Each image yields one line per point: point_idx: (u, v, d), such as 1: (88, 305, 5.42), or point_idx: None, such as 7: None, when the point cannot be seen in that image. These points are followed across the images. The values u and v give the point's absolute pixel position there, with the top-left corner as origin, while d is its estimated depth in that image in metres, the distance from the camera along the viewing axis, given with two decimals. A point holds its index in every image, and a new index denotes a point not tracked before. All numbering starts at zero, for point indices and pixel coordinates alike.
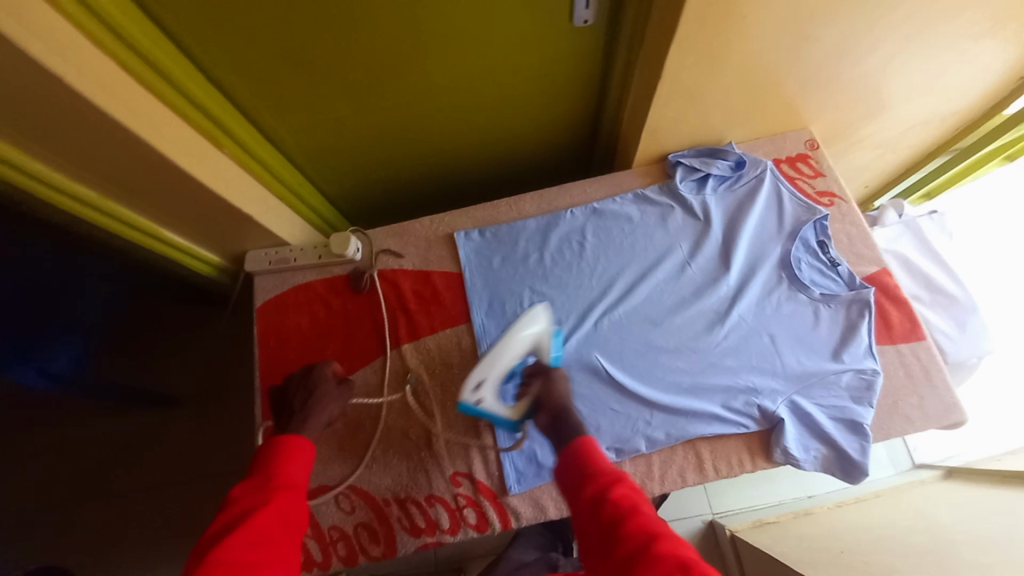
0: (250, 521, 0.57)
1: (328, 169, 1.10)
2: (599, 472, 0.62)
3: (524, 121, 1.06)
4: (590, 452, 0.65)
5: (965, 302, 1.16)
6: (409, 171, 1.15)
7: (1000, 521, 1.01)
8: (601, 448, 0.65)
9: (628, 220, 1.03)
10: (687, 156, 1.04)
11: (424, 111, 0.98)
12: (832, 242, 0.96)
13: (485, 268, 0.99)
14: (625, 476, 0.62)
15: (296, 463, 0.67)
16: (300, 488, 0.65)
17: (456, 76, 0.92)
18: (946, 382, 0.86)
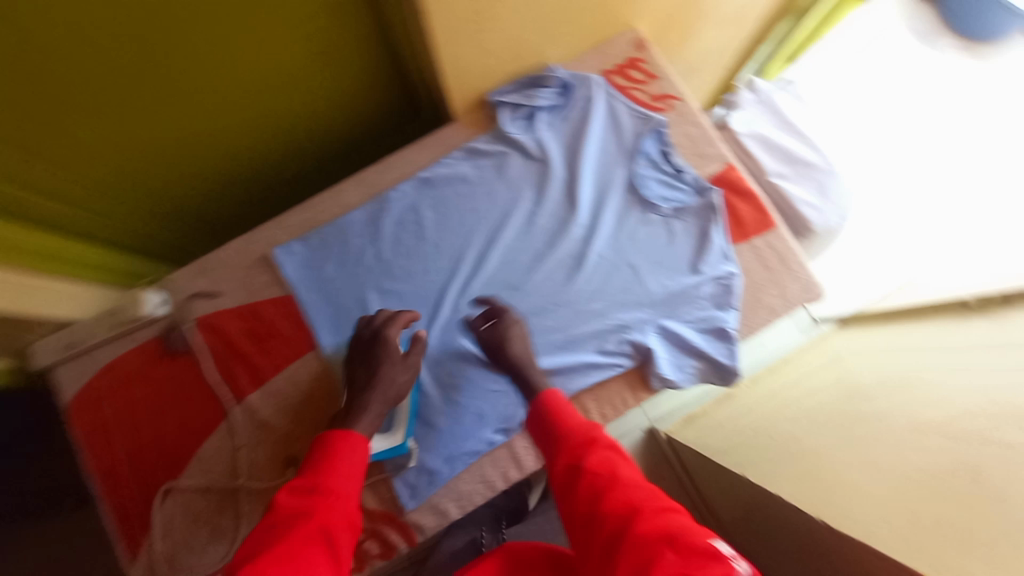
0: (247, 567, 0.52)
1: (90, 204, 0.89)
2: (576, 438, 0.63)
3: (312, 101, 0.89)
4: (561, 417, 0.66)
5: (823, 167, 1.14)
6: (202, 184, 0.96)
7: (880, 361, 1.08)
8: (571, 412, 0.66)
9: (464, 181, 0.91)
10: (509, 92, 0.90)
11: (172, 108, 0.79)
12: (674, 149, 0.89)
13: (319, 280, 0.90)
14: (599, 435, 0.63)
15: (339, 471, 0.61)
16: (343, 498, 0.59)
17: (187, 59, 0.72)
18: (801, 264, 0.85)
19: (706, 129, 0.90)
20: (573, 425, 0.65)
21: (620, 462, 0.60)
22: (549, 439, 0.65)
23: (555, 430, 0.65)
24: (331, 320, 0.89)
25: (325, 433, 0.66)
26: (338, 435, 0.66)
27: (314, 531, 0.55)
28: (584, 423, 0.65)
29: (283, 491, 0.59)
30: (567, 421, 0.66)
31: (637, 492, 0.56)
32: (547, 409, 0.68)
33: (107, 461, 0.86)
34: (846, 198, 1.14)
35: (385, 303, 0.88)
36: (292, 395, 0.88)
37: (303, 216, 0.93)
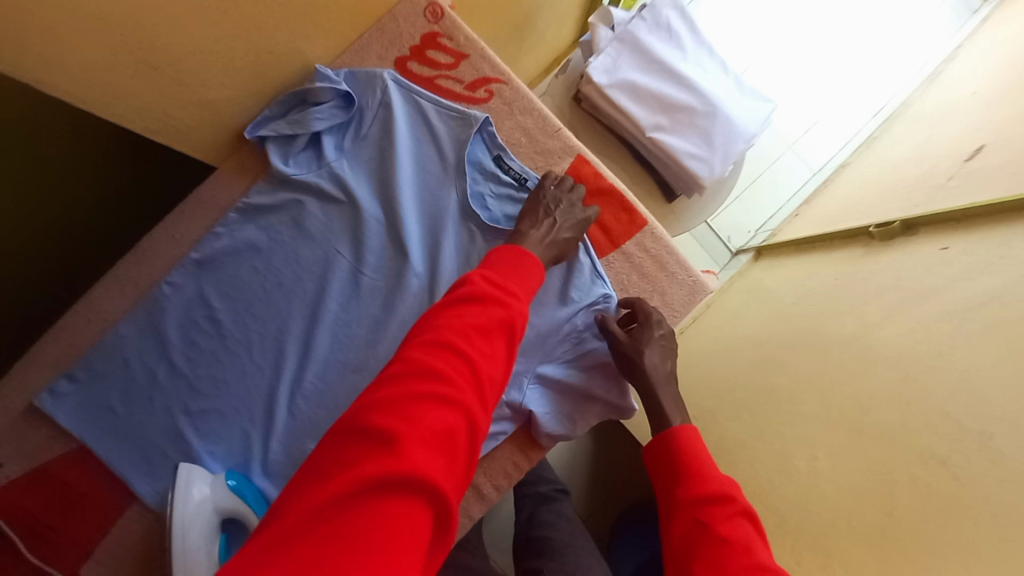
0: (450, 377, 0.44)
1: None
2: (704, 480, 0.57)
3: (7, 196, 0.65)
4: (692, 445, 0.60)
5: (704, 109, 0.97)
6: None
7: (778, 301, 1.04)
8: (699, 439, 0.60)
9: (255, 250, 0.69)
10: (274, 120, 0.68)
11: None
12: (509, 152, 0.71)
13: (106, 422, 0.68)
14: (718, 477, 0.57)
15: (523, 274, 0.56)
16: (521, 300, 0.54)
17: None
18: (683, 264, 0.72)
19: (546, 115, 0.72)
20: (712, 475, 0.57)
21: (751, 532, 0.53)
22: (685, 484, 0.57)
23: (693, 476, 0.58)
24: (138, 466, 0.68)
25: (500, 244, 0.60)
26: (513, 246, 0.60)
27: (503, 320, 0.50)
28: (721, 476, 0.58)
29: (474, 271, 0.53)
30: (700, 471, 0.58)
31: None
32: (679, 445, 0.60)
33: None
34: (736, 139, 0.99)
35: (201, 429, 0.68)
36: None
37: (59, 344, 0.70)
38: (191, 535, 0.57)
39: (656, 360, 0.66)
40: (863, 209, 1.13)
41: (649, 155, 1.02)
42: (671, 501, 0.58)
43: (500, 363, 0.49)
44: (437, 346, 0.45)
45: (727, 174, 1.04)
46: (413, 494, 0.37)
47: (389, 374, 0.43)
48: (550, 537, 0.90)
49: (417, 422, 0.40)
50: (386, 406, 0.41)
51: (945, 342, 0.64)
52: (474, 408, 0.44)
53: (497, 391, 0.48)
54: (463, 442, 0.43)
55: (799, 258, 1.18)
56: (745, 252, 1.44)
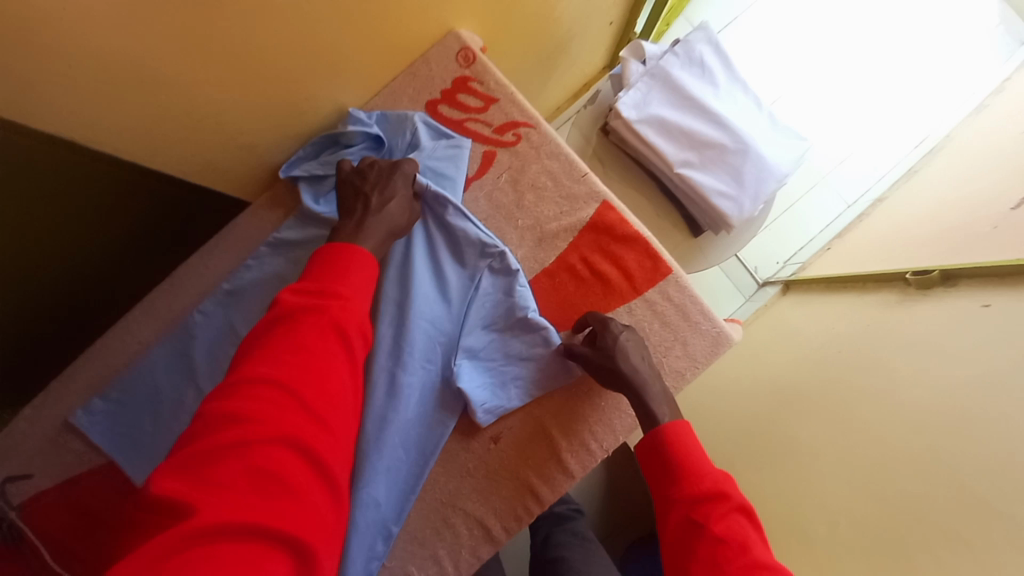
0: (255, 412, 0.42)
1: None
2: (698, 475, 0.54)
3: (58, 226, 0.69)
4: (684, 442, 0.57)
5: (735, 146, 0.95)
6: None
7: (804, 346, 1.01)
8: (691, 435, 0.57)
9: (280, 283, 0.71)
10: (308, 161, 0.71)
11: None
12: (531, 195, 0.72)
13: (134, 443, 0.71)
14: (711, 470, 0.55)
15: (354, 275, 0.53)
16: (350, 302, 0.51)
17: None
18: (706, 313, 0.71)
19: (573, 159, 0.72)
20: (704, 470, 0.55)
21: (747, 527, 0.51)
22: (678, 482, 0.55)
23: (683, 473, 0.55)
24: None
25: (326, 247, 0.56)
26: (346, 243, 0.57)
27: (325, 327, 0.48)
28: (712, 470, 0.55)
29: (285, 289, 0.50)
30: (692, 468, 0.55)
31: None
32: (668, 443, 0.57)
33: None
34: (767, 179, 0.96)
35: None
36: None
37: (101, 363, 0.74)
38: None
39: (636, 359, 0.64)
40: (899, 251, 1.09)
41: (676, 191, 1.00)
42: (664, 497, 0.55)
43: (338, 374, 0.47)
44: (247, 384, 0.44)
45: (758, 212, 1.01)
46: (233, 538, 0.37)
47: (190, 432, 0.42)
48: (567, 558, 0.85)
49: (228, 472, 0.39)
50: (187, 465, 0.40)
51: (976, 414, 0.61)
52: (302, 433, 0.43)
53: (345, 401, 0.47)
54: (297, 467, 0.42)
55: (828, 297, 1.14)
56: (773, 284, 1.40)
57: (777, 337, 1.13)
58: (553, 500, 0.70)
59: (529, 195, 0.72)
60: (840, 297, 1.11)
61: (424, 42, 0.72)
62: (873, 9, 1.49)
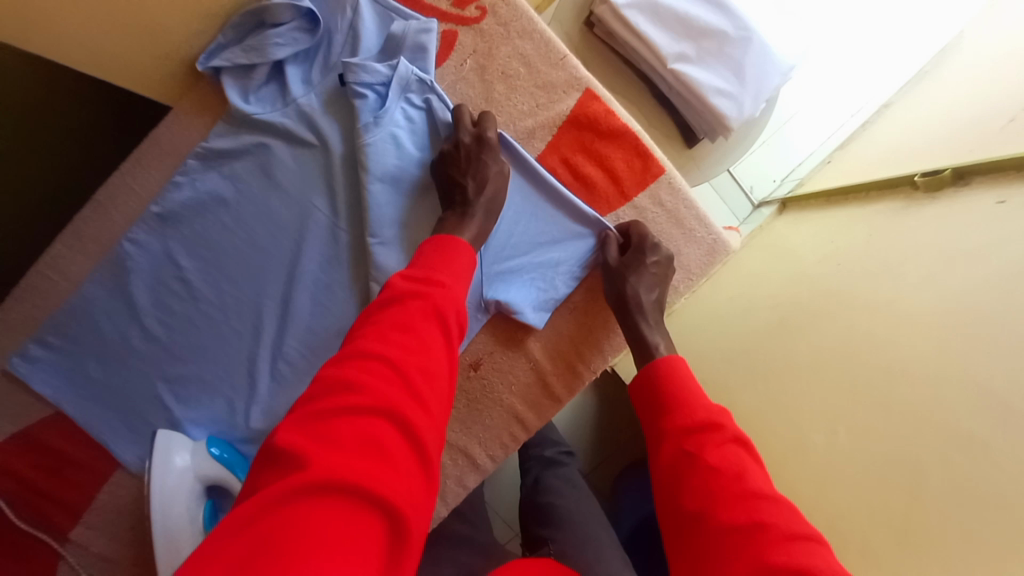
0: (367, 385, 0.38)
1: None
2: (693, 410, 0.51)
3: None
4: (678, 375, 0.55)
5: (737, 34, 0.85)
6: None
7: (805, 260, 0.95)
8: (686, 368, 0.55)
9: (220, 203, 0.62)
10: (228, 49, 0.59)
11: None
12: (502, 86, 0.61)
13: (87, 388, 0.66)
14: (709, 405, 0.52)
15: (458, 266, 0.49)
16: (453, 293, 0.46)
17: None
18: (703, 219, 0.64)
19: (550, 38, 0.60)
20: (698, 403, 0.52)
21: (743, 457, 0.47)
22: (671, 415, 0.52)
23: (677, 406, 0.52)
24: (126, 432, 0.67)
25: (434, 237, 0.53)
26: (444, 238, 0.52)
27: (429, 312, 0.44)
28: (708, 403, 0.52)
29: (395, 272, 0.47)
30: (686, 405, 0.52)
31: (767, 504, 0.43)
32: (662, 380, 0.55)
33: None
34: (771, 72, 0.87)
35: (182, 394, 0.66)
36: (123, 523, 0.68)
37: (23, 305, 0.65)
38: (175, 502, 0.56)
39: (645, 287, 0.60)
40: (907, 155, 1.01)
41: (669, 92, 0.89)
42: (657, 435, 0.53)
43: (437, 358, 0.42)
44: (355, 355, 0.40)
45: (758, 114, 0.92)
46: (341, 500, 0.33)
47: (304, 394, 0.39)
48: (556, 504, 0.83)
49: (331, 437, 0.35)
50: (302, 420, 0.37)
51: (984, 309, 0.57)
52: (411, 412, 0.38)
53: (442, 383, 0.42)
54: (402, 446, 0.37)
55: (829, 210, 1.08)
56: (769, 204, 1.33)
57: (772, 254, 1.07)
58: (539, 425, 0.67)
59: (499, 87, 0.61)
60: (840, 210, 1.05)
61: None
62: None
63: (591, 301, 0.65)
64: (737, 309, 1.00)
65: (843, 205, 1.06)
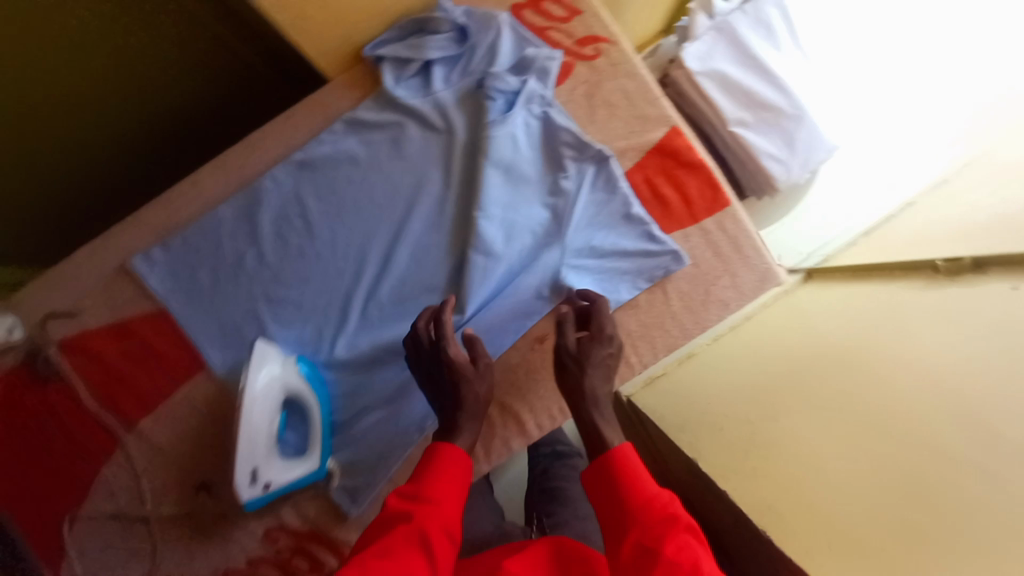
0: None
1: None
2: (646, 503, 0.53)
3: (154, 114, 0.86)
4: (628, 467, 0.56)
5: (792, 112, 0.98)
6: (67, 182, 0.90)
7: None
8: (637, 459, 0.56)
9: (352, 162, 0.74)
10: (391, 42, 0.72)
11: None
12: (604, 112, 0.73)
13: (196, 295, 0.75)
14: (658, 494, 0.54)
15: (451, 481, 0.55)
16: (443, 514, 0.53)
17: None
18: (759, 249, 0.75)
19: (648, 82, 0.73)
20: (647, 495, 0.54)
21: (693, 544, 0.50)
22: (627, 508, 0.54)
23: (629, 501, 0.54)
24: (218, 339, 0.76)
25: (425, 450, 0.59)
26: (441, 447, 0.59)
27: (416, 537, 0.51)
28: (658, 491, 0.54)
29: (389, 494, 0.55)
30: (640, 496, 0.54)
31: None
32: (612, 473, 0.56)
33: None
34: (818, 147, 1.00)
35: (280, 315, 0.75)
36: (191, 422, 0.77)
37: (162, 213, 0.75)
38: (257, 411, 0.66)
39: (597, 381, 0.63)
40: (929, 243, 1.12)
41: (727, 149, 1.03)
42: (614, 531, 0.54)
43: None
44: None
45: (802, 181, 1.05)
46: None
47: None
48: (564, 487, 0.89)
49: None
50: None
51: None
52: None
53: None
54: None
55: (855, 280, 1.19)
56: (795, 272, 1.45)
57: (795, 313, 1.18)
58: None
59: (601, 112, 0.73)
60: (864, 284, 1.15)
61: None
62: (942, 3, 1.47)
63: (648, 308, 0.75)
64: None
65: (868, 276, 1.16)
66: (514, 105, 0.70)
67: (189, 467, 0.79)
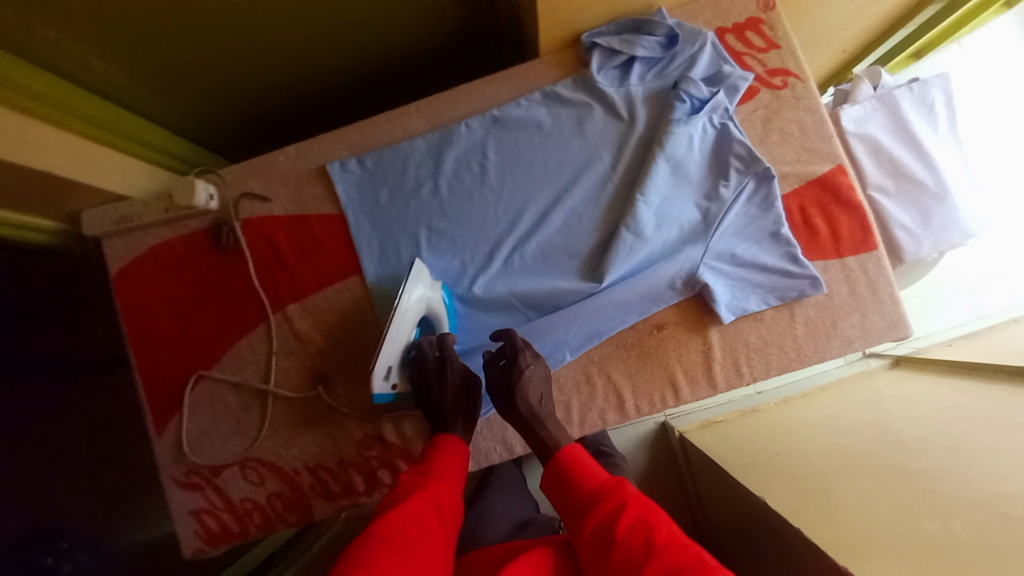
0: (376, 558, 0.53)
1: (177, 101, 0.95)
2: (597, 486, 0.61)
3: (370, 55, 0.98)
4: (577, 461, 0.65)
5: (935, 190, 1.01)
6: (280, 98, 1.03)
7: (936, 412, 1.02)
8: (585, 453, 0.65)
9: (538, 128, 0.83)
10: (606, 34, 0.80)
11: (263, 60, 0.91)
12: (776, 137, 0.79)
13: (371, 207, 0.85)
14: (612, 478, 0.62)
15: (441, 465, 0.66)
16: (443, 489, 0.63)
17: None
18: (894, 296, 0.76)
19: (825, 120, 0.79)
20: (597, 479, 0.62)
21: (648, 511, 0.58)
22: (581, 493, 0.62)
23: (583, 487, 0.62)
24: (376, 250, 0.85)
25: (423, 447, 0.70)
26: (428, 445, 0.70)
27: (427, 506, 0.60)
28: (605, 476, 0.63)
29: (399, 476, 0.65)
30: (589, 482, 0.62)
31: (687, 549, 0.53)
32: (563, 468, 0.64)
33: (141, 315, 0.91)
34: (956, 230, 1.01)
35: (434, 244, 0.83)
36: (332, 317, 0.87)
37: (365, 132, 0.87)
38: (410, 314, 0.72)
39: (538, 387, 0.72)
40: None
41: None
42: (575, 517, 0.61)
43: (431, 547, 0.57)
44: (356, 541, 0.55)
45: (928, 259, 1.06)
46: None
47: None
48: None
49: None
50: None
51: None
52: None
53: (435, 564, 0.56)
54: None
55: (954, 372, 1.19)
56: (881, 357, 1.45)
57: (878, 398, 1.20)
58: (688, 400, 0.78)
59: (773, 137, 0.79)
60: (963, 380, 1.13)
61: None
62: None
63: (772, 326, 0.77)
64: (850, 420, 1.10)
65: (970, 368, 1.15)
66: (698, 111, 0.78)
67: (319, 357, 0.88)
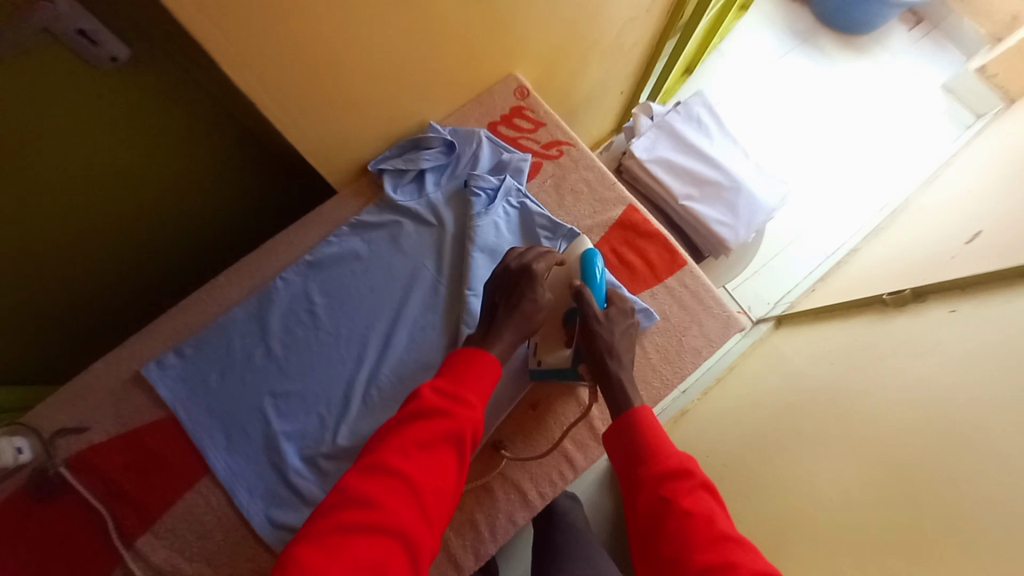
0: (389, 497, 0.53)
1: None
2: (667, 456, 0.60)
3: (178, 246, 0.92)
4: (648, 424, 0.63)
5: (730, 184, 1.14)
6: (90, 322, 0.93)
7: (824, 364, 1.07)
8: (659, 422, 0.63)
9: (356, 258, 0.83)
10: (391, 158, 0.85)
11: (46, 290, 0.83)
12: (571, 197, 0.87)
13: (204, 395, 0.78)
14: (684, 456, 0.60)
15: (475, 382, 0.63)
16: (470, 405, 0.61)
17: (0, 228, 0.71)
18: (719, 300, 0.83)
19: (605, 171, 0.88)
20: (669, 452, 0.60)
21: (712, 503, 0.56)
22: (646, 463, 0.60)
23: (652, 453, 0.61)
24: (223, 438, 0.77)
25: (464, 348, 0.67)
26: (471, 352, 0.67)
27: (450, 433, 0.59)
28: (678, 452, 0.61)
29: (427, 386, 0.62)
30: (660, 450, 0.61)
31: (736, 549, 0.52)
32: (635, 424, 0.64)
33: None
34: (759, 211, 1.14)
35: (284, 409, 0.78)
36: (191, 532, 0.74)
37: (178, 320, 0.81)
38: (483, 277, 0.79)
39: (622, 350, 0.70)
40: (873, 285, 1.25)
41: (680, 219, 1.18)
42: (631, 482, 0.61)
43: (446, 474, 0.57)
44: (384, 472, 0.55)
45: (750, 240, 1.19)
46: None
47: (332, 502, 0.54)
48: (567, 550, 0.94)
49: (344, 552, 0.49)
50: (325, 537, 0.50)
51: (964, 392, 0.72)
52: (420, 530, 0.53)
53: (447, 497, 0.57)
54: (399, 552, 0.51)
55: (822, 315, 1.31)
56: (766, 321, 1.54)
57: (769, 364, 1.27)
58: (585, 466, 0.77)
59: (569, 198, 0.87)
60: (828, 324, 1.25)
61: (492, 80, 0.91)
62: (841, 92, 1.79)
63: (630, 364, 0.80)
64: (754, 400, 1.16)
65: (833, 311, 1.27)
66: (494, 199, 0.83)
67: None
